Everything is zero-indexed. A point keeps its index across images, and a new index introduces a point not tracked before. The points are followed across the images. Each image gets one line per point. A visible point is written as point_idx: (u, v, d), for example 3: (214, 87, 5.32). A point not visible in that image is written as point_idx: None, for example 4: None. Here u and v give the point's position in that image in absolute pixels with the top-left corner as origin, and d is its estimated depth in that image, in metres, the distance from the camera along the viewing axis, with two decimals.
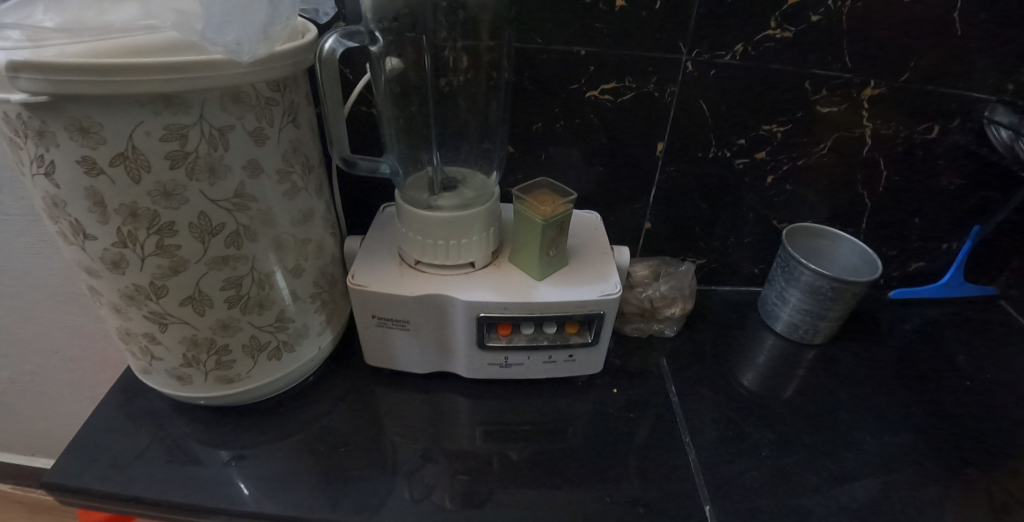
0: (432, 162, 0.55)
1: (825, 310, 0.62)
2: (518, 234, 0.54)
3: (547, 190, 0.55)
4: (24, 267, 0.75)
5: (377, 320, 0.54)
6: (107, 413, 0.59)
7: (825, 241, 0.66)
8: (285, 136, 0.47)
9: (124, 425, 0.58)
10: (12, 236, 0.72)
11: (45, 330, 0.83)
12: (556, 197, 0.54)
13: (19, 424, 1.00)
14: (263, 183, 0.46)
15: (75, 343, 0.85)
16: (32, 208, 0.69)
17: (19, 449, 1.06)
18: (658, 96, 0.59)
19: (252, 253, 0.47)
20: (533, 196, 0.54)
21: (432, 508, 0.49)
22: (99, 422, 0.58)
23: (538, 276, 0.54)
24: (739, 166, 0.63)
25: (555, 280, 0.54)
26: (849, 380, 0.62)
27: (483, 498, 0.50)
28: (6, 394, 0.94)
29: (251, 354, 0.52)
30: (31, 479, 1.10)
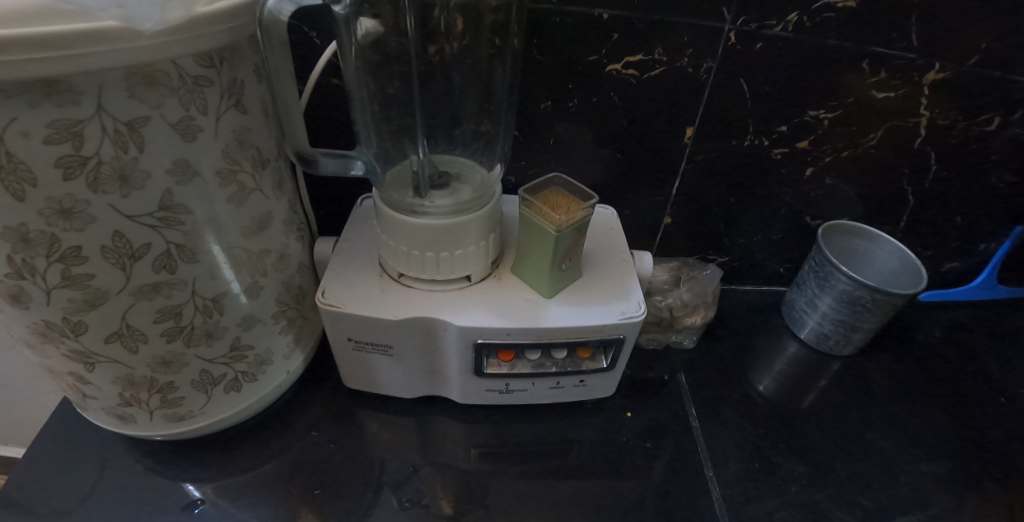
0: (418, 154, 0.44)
1: (860, 321, 0.56)
2: (524, 244, 0.45)
3: (559, 192, 0.46)
4: None
5: (354, 343, 0.45)
6: (47, 445, 0.51)
7: (862, 241, 0.60)
8: (226, 126, 0.35)
9: (66, 461, 0.49)
10: None
11: None
12: (572, 201, 0.44)
13: None
14: (199, 189, 0.35)
15: None
16: None
17: None
18: (692, 72, 0.49)
19: (191, 276, 0.37)
20: (540, 199, 0.44)
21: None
22: (36, 457, 0.50)
23: (547, 294, 0.45)
24: (776, 156, 0.55)
25: (569, 299, 0.45)
26: (878, 397, 0.57)
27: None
28: None
29: (201, 389, 0.43)
30: None
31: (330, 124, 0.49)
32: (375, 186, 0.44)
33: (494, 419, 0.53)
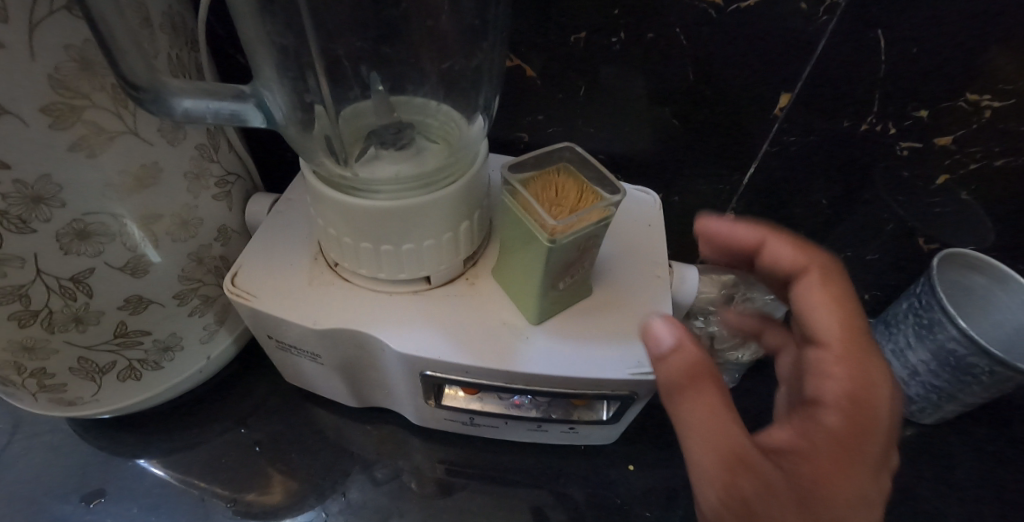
0: (323, 95, 0.29)
1: (964, 390, 0.41)
2: (508, 243, 0.32)
3: (571, 179, 0.31)
4: None
5: (277, 342, 0.34)
6: None
7: (985, 281, 0.44)
8: (49, 39, 0.23)
9: None
10: None
11: None
12: (585, 196, 0.30)
13: None
14: (15, 132, 0.23)
15: None
16: None
17: None
18: (805, 13, 0.33)
19: (32, 251, 0.27)
20: (536, 185, 0.31)
21: None
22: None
23: (533, 320, 0.32)
24: (900, 152, 0.39)
25: (566, 329, 0.32)
26: (959, 484, 0.44)
27: None
28: None
29: (85, 376, 0.34)
30: None
31: None
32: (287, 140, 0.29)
33: (462, 439, 0.43)
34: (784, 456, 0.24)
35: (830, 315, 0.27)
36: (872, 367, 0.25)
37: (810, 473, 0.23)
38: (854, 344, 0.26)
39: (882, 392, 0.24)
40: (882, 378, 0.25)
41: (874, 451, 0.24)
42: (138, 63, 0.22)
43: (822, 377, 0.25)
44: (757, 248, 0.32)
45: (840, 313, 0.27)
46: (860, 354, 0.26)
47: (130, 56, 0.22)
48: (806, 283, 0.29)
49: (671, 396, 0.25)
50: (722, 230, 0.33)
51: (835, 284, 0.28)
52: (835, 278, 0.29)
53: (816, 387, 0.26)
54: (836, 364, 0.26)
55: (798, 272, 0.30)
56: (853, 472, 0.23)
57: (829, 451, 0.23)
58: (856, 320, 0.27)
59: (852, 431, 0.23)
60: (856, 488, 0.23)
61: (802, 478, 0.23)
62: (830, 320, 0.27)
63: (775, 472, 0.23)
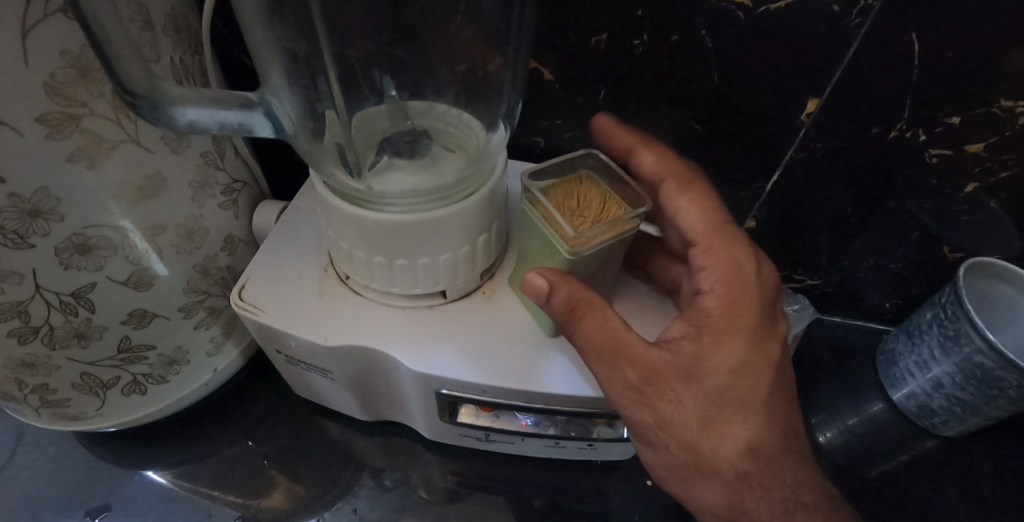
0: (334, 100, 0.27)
1: (990, 404, 0.40)
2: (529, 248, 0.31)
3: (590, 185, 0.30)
4: None
5: (285, 356, 0.33)
6: None
7: (1011, 290, 0.43)
8: (45, 45, 0.21)
9: None
10: None
11: None
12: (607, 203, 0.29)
13: None
14: (10, 144, 0.22)
15: None
16: None
17: None
18: (837, 15, 0.31)
19: (30, 267, 0.25)
20: (556, 192, 0.30)
21: None
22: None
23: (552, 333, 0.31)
24: (930, 159, 0.38)
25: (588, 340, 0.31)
26: (980, 501, 0.43)
27: None
28: None
29: (88, 391, 0.33)
30: None
31: None
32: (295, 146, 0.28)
33: (474, 452, 0.42)
34: (675, 340, 0.28)
35: (690, 214, 0.32)
36: (735, 247, 0.30)
37: (693, 349, 0.27)
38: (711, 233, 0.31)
39: (746, 263, 0.29)
40: (745, 257, 0.30)
41: (751, 312, 0.28)
42: (139, 71, 0.21)
43: (699, 272, 0.30)
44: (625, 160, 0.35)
45: (693, 208, 0.32)
46: (725, 244, 0.30)
47: (130, 64, 0.21)
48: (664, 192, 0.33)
49: (563, 324, 0.28)
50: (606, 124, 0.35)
51: (692, 193, 0.32)
52: (693, 178, 0.33)
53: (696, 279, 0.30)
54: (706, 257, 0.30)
55: (659, 177, 0.33)
56: (734, 336, 0.27)
57: (713, 327, 0.27)
58: (710, 211, 0.32)
59: (730, 308, 0.28)
60: (738, 348, 0.27)
61: (687, 355, 0.27)
62: (693, 218, 0.31)
63: (665, 354, 0.27)
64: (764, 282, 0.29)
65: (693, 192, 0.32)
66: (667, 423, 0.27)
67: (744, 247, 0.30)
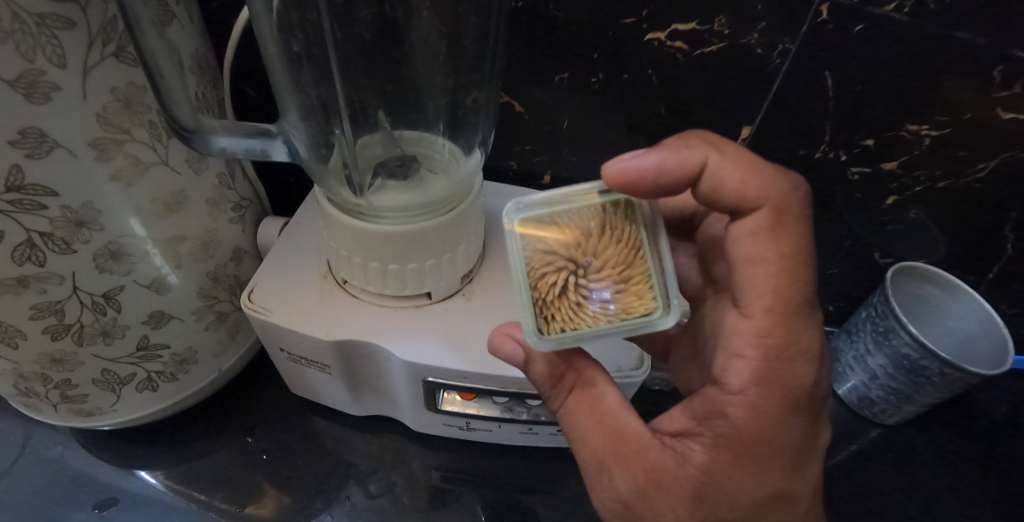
0: (343, 133, 0.32)
1: (919, 393, 0.45)
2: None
3: (634, 244, 0.26)
4: None
5: (288, 354, 0.37)
6: None
7: (936, 290, 0.48)
8: (100, 82, 0.26)
9: None
10: None
11: None
12: (632, 286, 0.26)
13: None
14: (65, 163, 0.27)
15: None
16: None
17: None
18: (761, 55, 0.37)
19: (71, 269, 0.30)
20: (586, 234, 0.26)
21: None
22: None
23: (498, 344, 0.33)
24: (851, 176, 0.43)
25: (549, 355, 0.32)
26: (915, 483, 0.47)
27: None
28: None
29: (107, 387, 0.37)
30: None
31: None
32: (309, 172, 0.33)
33: (457, 445, 0.46)
34: (686, 443, 0.27)
35: (762, 280, 0.25)
36: (798, 333, 0.25)
37: (702, 462, 0.26)
38: (772, 317, 0.24)
39: (805, 368, 0.25)
40: (804, 356, 0.25)
41: (786, 436, 0.25)
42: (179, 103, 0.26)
43: (737, 362, 0.25)
44: (697, 176, 0.26)
45: (776, 267, 0.24)
46: (788, 326, 0.24)
47: (172, 99, 0.26)
48: (748, 224, 0.25)
49: (553, 395, 0.29)
50: (668, 168, 0.24)
51: (783, 244, 0.24)
52: (794, 215, 0.25)
53: (726, 365, 0.25)
54: (753, 346, 0.25)
55: (750, 206, 0.25)
56: (757, 465, 0.25)
57: (735, 447, 0.25)
58: (793, 282, 0.24)
59: (760, 428, 0.25)
60: (756, 478, 0.25)
61: (693, 470, 0.26)
62: (760, 283, 0.24)
63: (669, 457, 0.26)
64: (816, 389, 0.26)
65: (786, 245, 0.24)
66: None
67: (808, 340, 0.25)
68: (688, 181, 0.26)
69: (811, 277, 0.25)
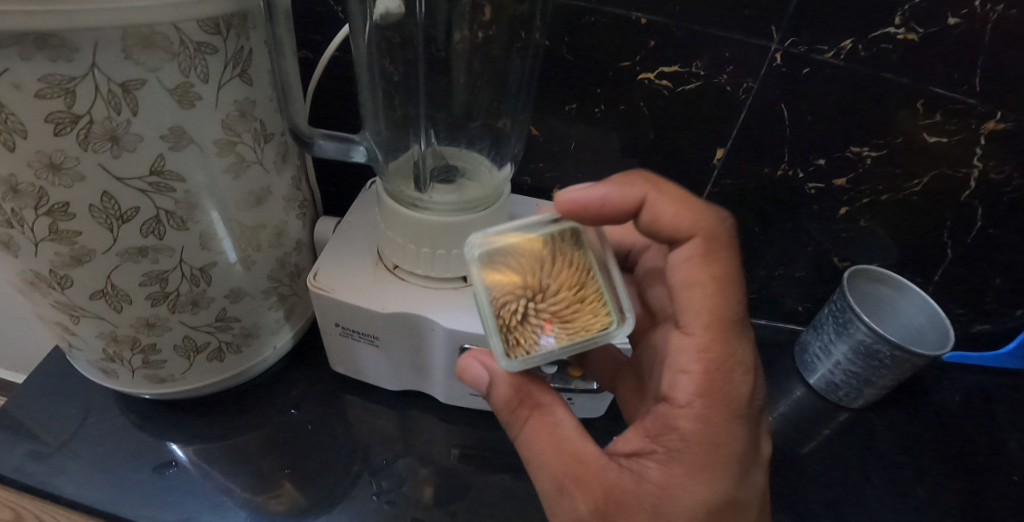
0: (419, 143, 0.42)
1: (875, 376, 0.53)
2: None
3: (584, 268, 0.33)
4: None
5: (341, 329, 0.44)
6: (48, 388, 0.53)
7: (889, 290, 0.56)
8: (227, 95, 0.34)
9: (63, 404, 0.52)
10: None
11: None
12: (588, 305, 0.32)
13: None
14: (194, 155, 0.34)
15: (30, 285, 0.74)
16: None
17: None
18: (730, 91, 0.46)
19: (181, 243, 0.37)
20: (541, 263, 0.33)
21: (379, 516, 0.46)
22: (30, 397, 0.52)
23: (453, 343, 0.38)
24: (809, 191, 0.52)
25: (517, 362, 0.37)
26: (877, 456, 0.55)
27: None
28: None
29: (185, 355, 0.43)
30: None
31: (348, 102, 0.48)
32: (380, 175, 0.43)
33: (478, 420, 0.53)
34: (640, 462, 0.31)
35: (698, 301, 0.31)
36: (732, 347, 0.31)
37: (658, 477, 0.30)
38: (710, 338, 0.31)
39: (740, 379, 0.31)
40: (739, 369, 0.31)
41: (731, 443, 0.30)
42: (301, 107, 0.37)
43: (683, 376, 0.31)
44: (639, 209, 0.33)
45: (708, 286, 0.31)
46: (722, 343, 0.31)
47: None
48: (684, 252, 0.32)
49: (513, 420, 0.34)
50: (611, 200, 0.32)
51: (714, 267, 0.31)
52: (721, 243, 0.32)
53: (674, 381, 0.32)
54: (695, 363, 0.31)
55: (685, 234, 0.33)
56: (705, 474, 0.30)
57: (686, 457, 0.30)
58: (722, 301, 0.31)
59: (704, 438, 0.30)
60: (707, 487, 0.30)
61: (650, 486, 0.30)
62: (698, 308, 0.31)
63: (627, 475, 0.31)
64: (752, 399, 0.31)
65: (715, 268, 0.31)
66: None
67: (739, 355, 0.31)
68: (631, 211, 0.33)
69: (738, 298, 0.31)
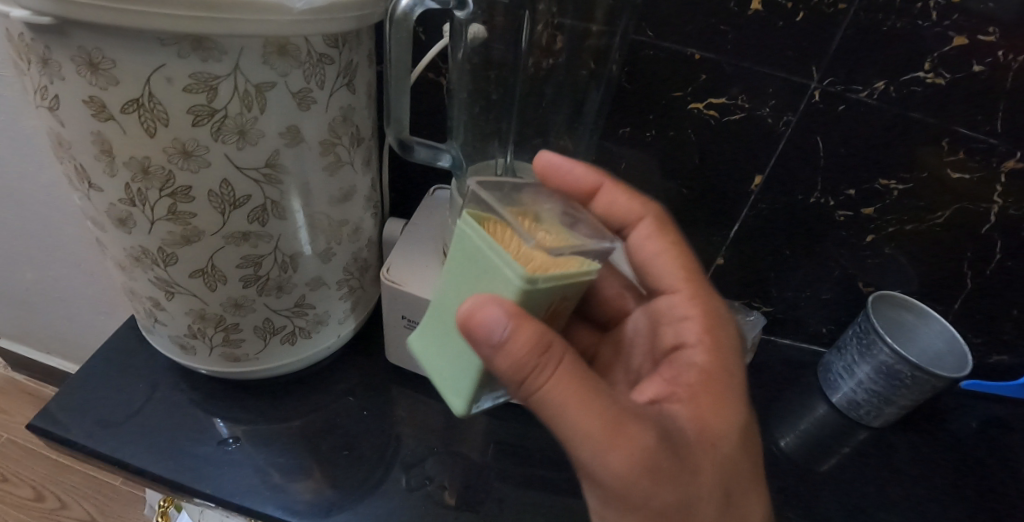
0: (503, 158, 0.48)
1: (896, 396, 0.56)
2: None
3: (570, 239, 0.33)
4: (36, 199, 0.68)
5: (407, 321, 0.48)
6: (115, 365, 0.57)
7: (910, 316, 0.60)
8: (335, 102, 0.39)
9: (129, 380, 0.55)
10: (28, 168, 0.64)
11: (55, 260, 0.76)
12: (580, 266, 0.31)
13: (36, 334, 0.94)
14: (302, 153, 0.39)
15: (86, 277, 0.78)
16: (39, 143, 0.60)
17: (34, 346, 0.98)
18: (770, 123, 0.51)
19: (278, 231, 0.41)
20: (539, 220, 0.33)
21: (427, 501, 0.49)
22: (99, 372, 0.56)
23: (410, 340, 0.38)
24: (838, 218, 0.56)
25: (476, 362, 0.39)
26: (897, 473, 0.57)
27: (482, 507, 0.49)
28: (19, 308, 0.88)
29: (262, 335, 0.47)
30: (47, 376, 1.04)
31: (421, 115, 0.53)
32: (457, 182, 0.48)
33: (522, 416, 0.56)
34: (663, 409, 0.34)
35: (667, 260, 0.41)
36: (707, 299, 0.40)
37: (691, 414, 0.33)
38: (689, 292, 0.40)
39: (724, 324, 0.39)
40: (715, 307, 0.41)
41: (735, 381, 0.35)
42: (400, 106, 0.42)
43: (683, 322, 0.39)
44: (597, 194, 0.42)
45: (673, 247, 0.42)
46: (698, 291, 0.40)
47: None
48: (643, 232, 0.42)
49: (540, 365, 0.28)
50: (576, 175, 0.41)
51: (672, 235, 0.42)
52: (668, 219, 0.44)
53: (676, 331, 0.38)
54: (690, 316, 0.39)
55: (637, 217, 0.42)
56: (725, 402, 0.34)
57: (706, 390, 0.34)
58: (687, 258, 0.42)
59: (710, 367, 0.35)
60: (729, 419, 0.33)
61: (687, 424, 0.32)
62: (670, 265, 0.41)
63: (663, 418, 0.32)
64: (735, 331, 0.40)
65: (672, 237, 0.42)
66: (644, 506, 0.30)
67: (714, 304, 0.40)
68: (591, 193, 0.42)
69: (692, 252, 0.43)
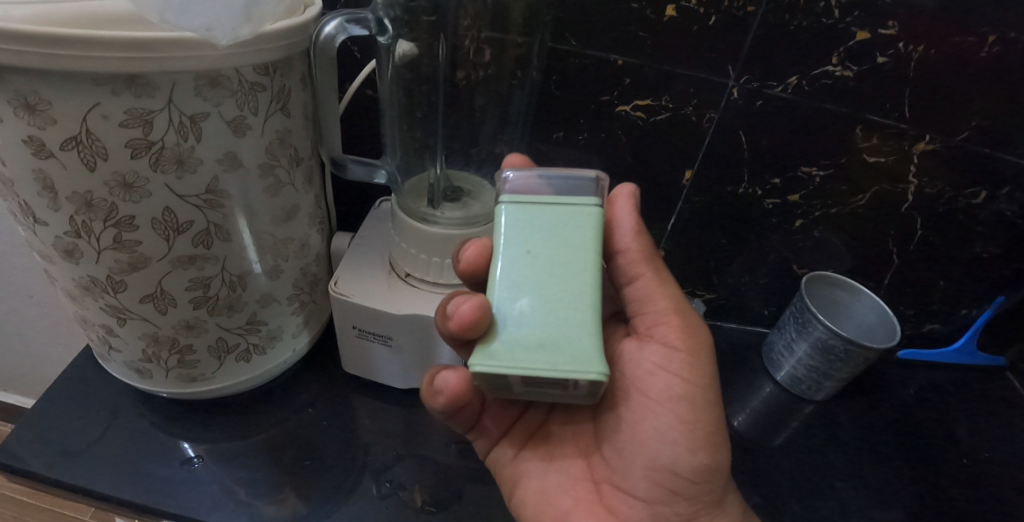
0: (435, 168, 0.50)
1: (832, 370, 0.59)
2: (552, 255, 0.35)
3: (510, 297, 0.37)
4: None
5: (358, 331, 0.49)
6: (72, 396, 0.57)
7: (844, 293, 0.63)
8: (271, 126, 0.41)
9: (88, 410, 0.56)
10: None
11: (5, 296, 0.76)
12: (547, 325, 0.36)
13: None
14: (242, 177, 0.40)
15: (38, 310, 0.78)
16: None
17: None
18: (694, 121, 0.54)
19: (224, 253, 0.43)
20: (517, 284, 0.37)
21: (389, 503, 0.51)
22: (56, 403, 0.56)
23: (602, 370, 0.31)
24: (767, 206, 0.60)
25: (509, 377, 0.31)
26: (840, 442, 0.61)
27: (446, 504, 0.51)
28: None
29: (217, 354, 0.49)
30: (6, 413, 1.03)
31: (362, 132, 0.55)
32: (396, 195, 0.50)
33: None
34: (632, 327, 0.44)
35: None
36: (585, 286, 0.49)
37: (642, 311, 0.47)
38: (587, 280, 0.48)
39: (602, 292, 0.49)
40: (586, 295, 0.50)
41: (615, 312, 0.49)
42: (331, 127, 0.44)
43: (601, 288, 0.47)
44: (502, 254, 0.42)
45: None
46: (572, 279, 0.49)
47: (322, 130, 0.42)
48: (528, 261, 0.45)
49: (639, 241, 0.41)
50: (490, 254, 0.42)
51: None
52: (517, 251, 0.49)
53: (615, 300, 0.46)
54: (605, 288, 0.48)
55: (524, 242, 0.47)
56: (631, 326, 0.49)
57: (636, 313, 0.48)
58: None
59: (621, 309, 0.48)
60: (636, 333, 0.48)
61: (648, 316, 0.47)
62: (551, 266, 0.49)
63: None
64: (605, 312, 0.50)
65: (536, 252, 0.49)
66: (659, 310, 0.41)
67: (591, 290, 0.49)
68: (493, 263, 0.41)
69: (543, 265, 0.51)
